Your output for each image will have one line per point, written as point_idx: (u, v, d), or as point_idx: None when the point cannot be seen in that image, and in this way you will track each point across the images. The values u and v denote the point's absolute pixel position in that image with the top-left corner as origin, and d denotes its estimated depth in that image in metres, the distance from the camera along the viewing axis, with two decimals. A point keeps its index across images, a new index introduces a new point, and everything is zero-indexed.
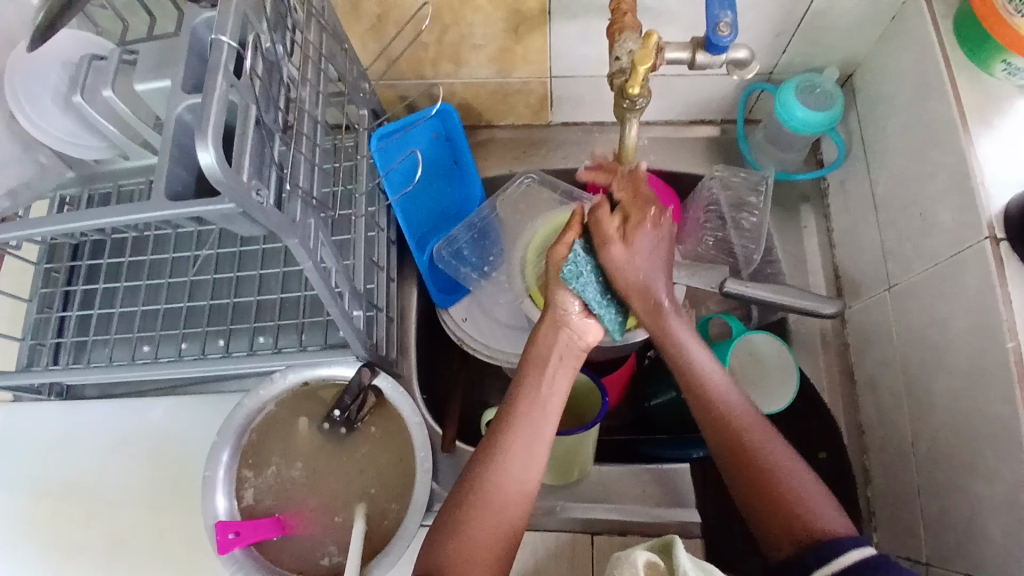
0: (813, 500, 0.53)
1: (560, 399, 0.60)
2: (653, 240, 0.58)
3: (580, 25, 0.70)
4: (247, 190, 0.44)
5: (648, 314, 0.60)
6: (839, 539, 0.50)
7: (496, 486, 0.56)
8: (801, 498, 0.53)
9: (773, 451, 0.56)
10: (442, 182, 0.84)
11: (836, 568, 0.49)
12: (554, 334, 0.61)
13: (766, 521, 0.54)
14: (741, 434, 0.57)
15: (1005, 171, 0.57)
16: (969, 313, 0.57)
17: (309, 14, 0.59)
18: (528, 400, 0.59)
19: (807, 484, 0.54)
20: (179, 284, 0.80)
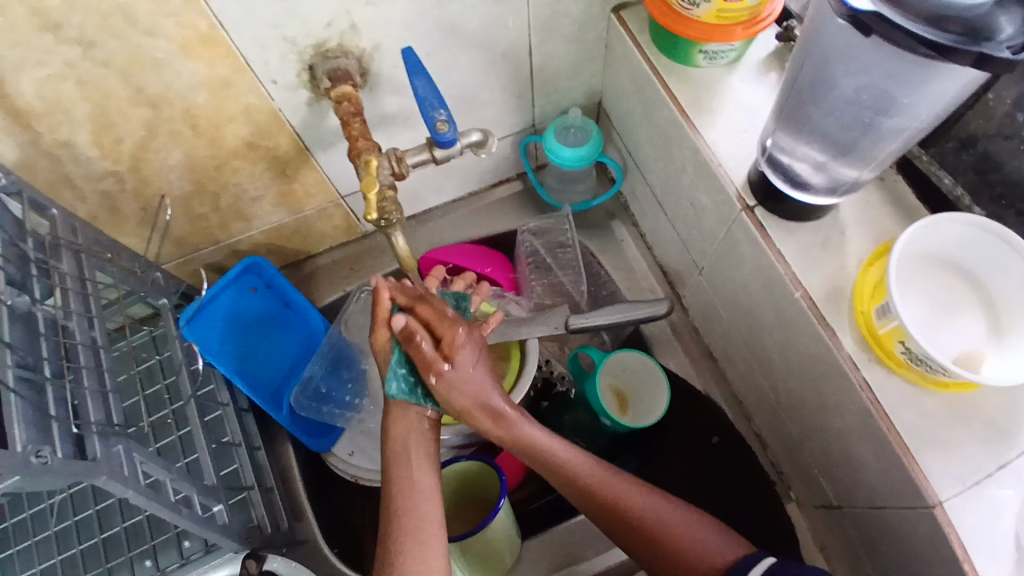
0: (693, 536, 0.56)
1: (429, 482, 0.58)
2: (476, 374, 0.60)
3: (339, 149, 0.72)
4: (15, 457, 0.43)
5: (494, 424, 0.61)
6: (740, 566, 0.53)
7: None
8: (687, 541, 0.56)
9: (629, 497, 0.59)
10: (277, 331, 0.81)
11: None
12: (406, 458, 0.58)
13: (667, 568, 0.56)
14: (591, 487, 0.60)
15: (735, 147, 0.63)
16: (759, 276, 0.62)
17: (55, 246, 0.59)
18: (406, 535, 0.55)
19: (675, 514, 0.58)
20: (46, 540, 0.72)
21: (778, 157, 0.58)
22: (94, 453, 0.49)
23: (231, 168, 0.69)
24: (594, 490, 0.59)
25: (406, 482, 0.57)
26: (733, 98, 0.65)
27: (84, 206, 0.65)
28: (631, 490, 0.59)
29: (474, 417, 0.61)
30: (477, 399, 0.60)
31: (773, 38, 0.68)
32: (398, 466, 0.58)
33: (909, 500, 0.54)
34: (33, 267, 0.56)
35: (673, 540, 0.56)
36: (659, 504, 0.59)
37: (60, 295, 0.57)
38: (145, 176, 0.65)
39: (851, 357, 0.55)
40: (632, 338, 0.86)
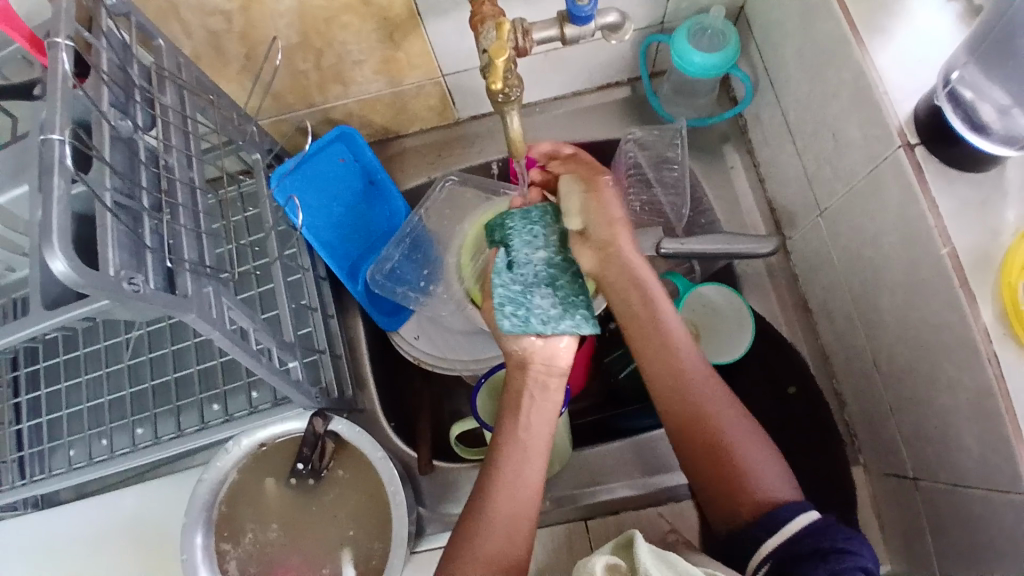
0: (762, 472, 0.54)
1: (541, 440, 0.58)
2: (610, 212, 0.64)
3: (453, 19, 0.66)
4: (117, 281, 0.43)
5: (602, 258, 0.64)
6: (780, 508, 0.51)
7: (488, 526, 0.54)
8: (758, 468, 0.54)
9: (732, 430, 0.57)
10: (360, 205, 0.81)
11: (786, 536, 0.49)
12: (522, 375, 0.60)
13: (712, 481, 0.55)
14: (688, 399, 0.58)
15: (910, 75, 0.55)
16: (897, 226, 0.56)
17: (159, 77, 0.57)
18: (509, 444, 0.58)
19: (756, 448, 0.56)
20: (119, 371, 0.78)
21: (962, 92, 0.50)
22: (185, 289, 0.49)
23: (340, 23, 0.65)
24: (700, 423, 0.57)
25: (514, 428, 0.59)
26: (913, 19, 0.56)
27: (189, 40, 0.64)
28: (721, 409, 0.58)
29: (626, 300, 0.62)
30: (623, 220, 0.64)
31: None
32: (509, 412, 0.59)
33: (1002, 489, 0.50)
34: (139, 93, 0.54)
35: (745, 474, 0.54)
36: (752, 437, 0.57)
37: (161, 126, 0.55)
38: (253, 20, 0.62)
39: (985, 329, 0.50)
40: (721, 274, 0.81)
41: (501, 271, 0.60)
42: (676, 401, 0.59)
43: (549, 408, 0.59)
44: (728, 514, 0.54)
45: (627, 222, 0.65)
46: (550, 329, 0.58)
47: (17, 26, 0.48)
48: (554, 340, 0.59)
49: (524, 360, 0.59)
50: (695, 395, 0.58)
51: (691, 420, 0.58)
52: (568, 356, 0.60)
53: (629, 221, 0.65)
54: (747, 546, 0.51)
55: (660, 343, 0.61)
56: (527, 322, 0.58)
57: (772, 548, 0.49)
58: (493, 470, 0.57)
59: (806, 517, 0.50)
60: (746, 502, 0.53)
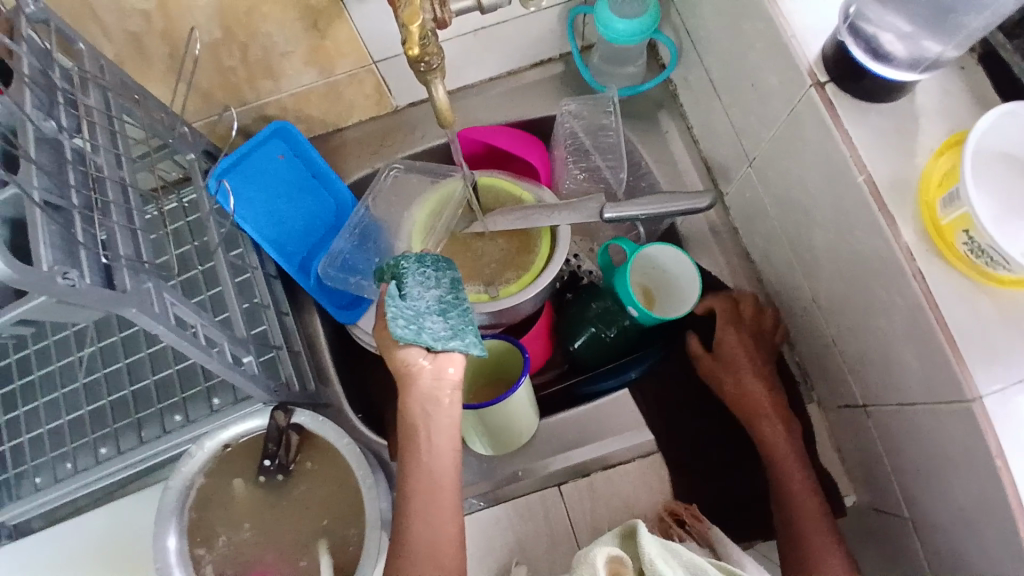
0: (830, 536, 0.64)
1: (448, 454, 0.59)
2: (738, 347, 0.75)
3: (376, 4, 0.67)
4: (51, 277, 0.42)
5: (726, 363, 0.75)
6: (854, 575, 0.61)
7: (413, 551, 0.56)
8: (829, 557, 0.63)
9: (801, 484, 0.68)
10: (305, 201, 0.81)
11: None
12: (414, 394, 0.57)
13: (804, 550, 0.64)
14: (798, 504, 0.67)
15: (814, 18, 0.58)
16: (819, 162, 0.59)
17: (82, 80, 0.57)
18: (413, 463, 0.58)
19: (821, 529, 0.65)
20: (75, 391, 0.76)
21: (861, 26, 0.53)
22: (124, 284, 0.48)
23: (261, 14, 0.65)
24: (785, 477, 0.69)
25: (423, 444, 0.58)
26: None
27: (109, 43, 0.63)
28: (824, 529, 0.65)
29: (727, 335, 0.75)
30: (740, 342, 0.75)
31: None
32: (409, 431, 0.58)
33: (940, 396, 0.53)
34: (62, 95, 0.53)
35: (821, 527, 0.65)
36: (820, 516, 0.66)
37: (87, 128, 0.55)
38: (172, 17, 0.61)
39: (907, 247, 0.53)
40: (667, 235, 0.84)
41: (394, 290, 0.58)
42: (794, 503, 0.67)
43: (450, 422, 0.59)
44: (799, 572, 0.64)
45: (764, 360, 0.75)
46: (439, 345, 0.57)
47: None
48: (443, 360, 0.58)
49: (412, 377, 0.57)
50: (804, 504, 0.67)
51: (799, 510, 0.66)
52: (456, 369, 0.59)
53: (750, 342, 0.75)
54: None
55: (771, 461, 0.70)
56: (418, 334, 0.56)
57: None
58: (411, 493, 0.57)
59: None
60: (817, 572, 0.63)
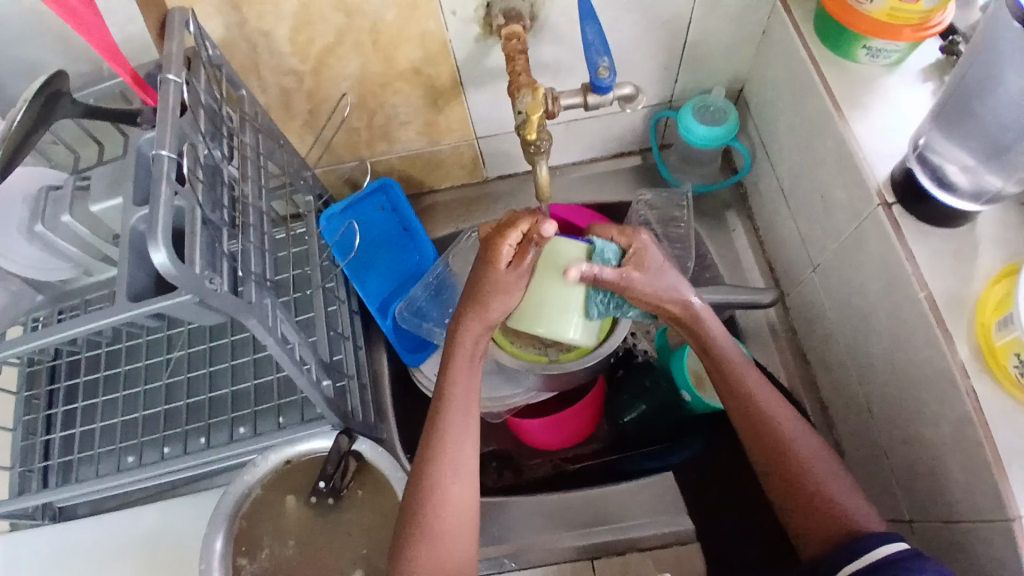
0: (846, 499, 0.59)
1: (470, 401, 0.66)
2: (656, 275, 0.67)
3: (490, 90, 0.77)
4: (201, 280, 0.50)
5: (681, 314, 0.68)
6: (872, 537, 0.54)
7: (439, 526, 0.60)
8: (841, 505, 0.59)
9: (803, 448, 0.63)
10: (394, 249, 0.88)
11: (870, 560, 0.52)
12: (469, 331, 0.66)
13: (794, 510, 0.61)
14: (789, 454, 0.63)
15: (885, 144, 0.64)
16: (881, 273, 0.62)
17: (242, 121, 0.66)
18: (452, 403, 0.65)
19: (840, 483, 0.60)
20: (156, 389, 0.83)
21: (930, 156, 0.58)
22: (249, 297, 0.56)
23: (392, 89, 0.75)
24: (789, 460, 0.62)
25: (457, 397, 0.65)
26: (885, 98, 0.66)
27: (264, 96, 0.74)
28: (821, 472, 0.61)
29: (667, 309, 0.67)
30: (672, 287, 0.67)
31: (927, 55, 0.68)
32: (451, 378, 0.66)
33: (988, 516, 0.53)
34: (226, 129, 0.62)
35: (833, 507, 0.59)
36: (832, 471, 0.61)
37: (240, 160, 0.63)
38: (321, 81, 0.72)
39: (961, 363, 0.55)
40: (725, 325, 0.87)
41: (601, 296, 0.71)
42: (768, 443, 0.64)
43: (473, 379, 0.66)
44: (814, 542, 0.58)
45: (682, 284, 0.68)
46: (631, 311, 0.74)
47: (122, 63, 0.56)
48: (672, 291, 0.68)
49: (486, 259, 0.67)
50: (785, 443, 0.63)
51: (779, 465, 0.63)
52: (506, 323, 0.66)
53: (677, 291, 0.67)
54: (840, 558, 0.54)
55: (745, 404, 0.66)
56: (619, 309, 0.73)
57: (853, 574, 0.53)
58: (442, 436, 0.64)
59: (894, 545, 0.52)
60: (826, 534, 0.58)
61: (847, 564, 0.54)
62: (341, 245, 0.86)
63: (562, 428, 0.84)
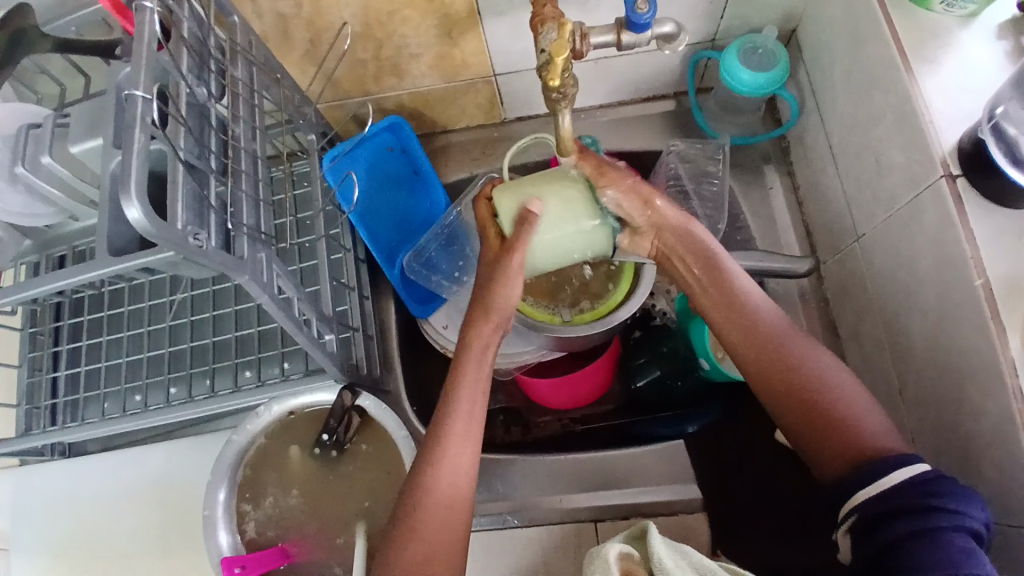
0: (871, 422, 0.54)
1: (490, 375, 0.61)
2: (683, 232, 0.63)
3: (510, 20, 0.69)
4: (184, 236, 0.46)
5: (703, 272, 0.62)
6: (890, 459, 0.50)
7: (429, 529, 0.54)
8: (867, 423, 0.54)
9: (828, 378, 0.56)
10: (404, 193, 0.84)
11: (885, 487, 0.48)
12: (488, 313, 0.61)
13: (816, 437, 0.55)
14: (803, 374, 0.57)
15: (956, 105, 0.56)
16: (934, 252, 0.56)
17: (232, 53, 0.60)
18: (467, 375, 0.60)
19: (862, 405, 0.55)
20: (160, 330, 0.81)
21: (1005, 127, 0.51)
22: (241, 251, 0.53)
23: (402, 17, 0.68)
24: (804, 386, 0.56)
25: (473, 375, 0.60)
26: (961, 50, 0.58)
27: (260, 22, 0.67)
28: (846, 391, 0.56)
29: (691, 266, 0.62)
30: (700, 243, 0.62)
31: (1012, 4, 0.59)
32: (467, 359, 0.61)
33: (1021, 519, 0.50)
34: (214, 63, 0.57)
35: (862, 433, 0.53)
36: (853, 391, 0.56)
37: (231, 98, 0.58)
38: (323, 6, 0.65)
39: (1012, 359, 0.50)
40: (752, 290, 0.81)
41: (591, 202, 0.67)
42: (784, 366, 0.57)
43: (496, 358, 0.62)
44: (836, 463, 0.53)
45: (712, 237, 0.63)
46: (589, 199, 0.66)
47: None
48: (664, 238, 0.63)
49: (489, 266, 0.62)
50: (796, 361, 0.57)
51: (793, 384, 0.57)
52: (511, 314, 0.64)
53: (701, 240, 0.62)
54: (852, 485, 0.50)
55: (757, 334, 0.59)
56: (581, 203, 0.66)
57: (866, 500, 0.49)
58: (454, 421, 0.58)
59: (917, 467, 0.48)
60: (847, 455, 0.53)
61: (857, 492, 0.49)
62: (346, 188, 0.81)
63: (574, 388, 0.82)
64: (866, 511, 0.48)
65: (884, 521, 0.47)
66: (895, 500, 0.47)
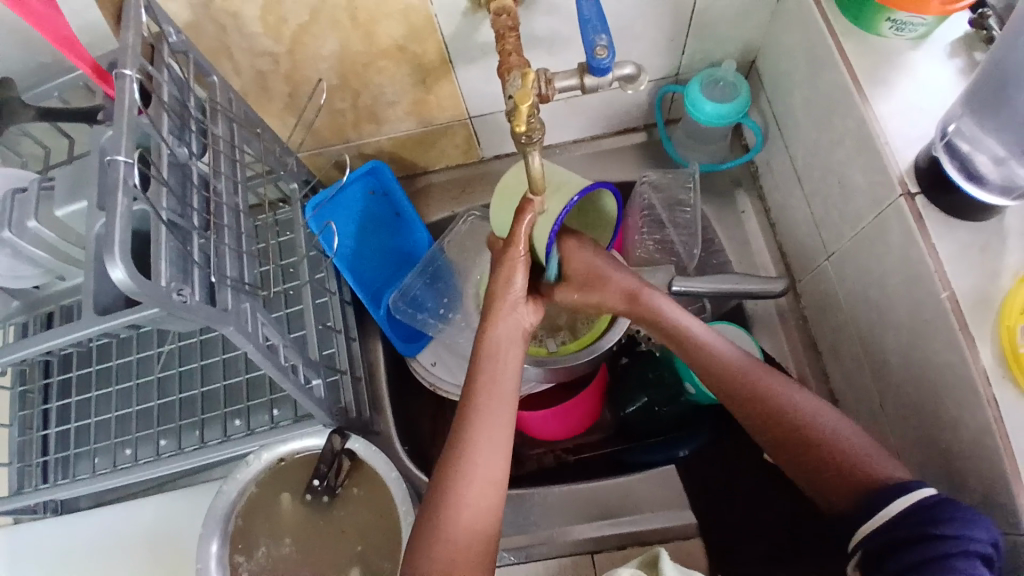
0: (848, 442, 0.57)
1: (512, 383, 0.62)
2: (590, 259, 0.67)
3: (480, 66, 0.72)
4: (168, 293, 0.47)
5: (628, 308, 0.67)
6: (895, 488, 0.51)
7: (454, 539, 0.55)
8: (853, 453, 0.56)
9: (806, 414, 0.59)
10: (386, 234, 0.85)
11: (888, 517, 0.50)
12: (506, 319, 0.63)
13: (811, 472, 0.57)
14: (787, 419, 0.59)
15: (909, 127, 0.58)
16: (901, 268, 0.58)
17: (212, 111, 0.62)
18: (485, 391, 0.61)
19: (842, 432, 0.58)
20: (148, 382, 0.82)
21: (958, 144, 0.53)
22: (225, 303, 0.54)
23: (377, 68, 0.70)
24: (783, 421, 0.59)
25: (490, 385, 0.61)
26: (913, 73, 0.60)
27: (239, 79, 0.69)
28: (820, 424, 0.59)
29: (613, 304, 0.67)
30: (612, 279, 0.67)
31: (962, 24, 0.62)
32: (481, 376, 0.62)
33: (1001, 526, 0.51)
34: (194, 123, 0.58)
35: (841, 453, 0.56)
36: (834, 422, 0.59)
37: (212, 155, 0.60)
38: (299, 62, 0.68)
39: (981, 369, 0.51)
40: (732, 312, 0.83)
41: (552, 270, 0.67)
42: (763, 409, 0.61)
43: (519, 358, 0.63)
44: (841, 498, 0.55)
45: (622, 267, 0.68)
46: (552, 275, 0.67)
47: (82, 57, 0.52)
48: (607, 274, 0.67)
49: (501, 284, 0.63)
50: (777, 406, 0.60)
51: (770, 424, 0.60)
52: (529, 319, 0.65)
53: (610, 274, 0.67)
54: (858, 519, 0.52)
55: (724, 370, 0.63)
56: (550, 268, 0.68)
57: (874, 532, 0.50)
58: (472, 443, 0.58)
59: (919, 493, 0.49)
60: (841, 490, 0.55)
61: (865, 524, 0.51)
62: (327, 235, 0.80)
63: (564, 418, 0.83)
64: (874, 543, 0.50)
65: (890, 552, 0.48)
66: (899, 530, 0.48)
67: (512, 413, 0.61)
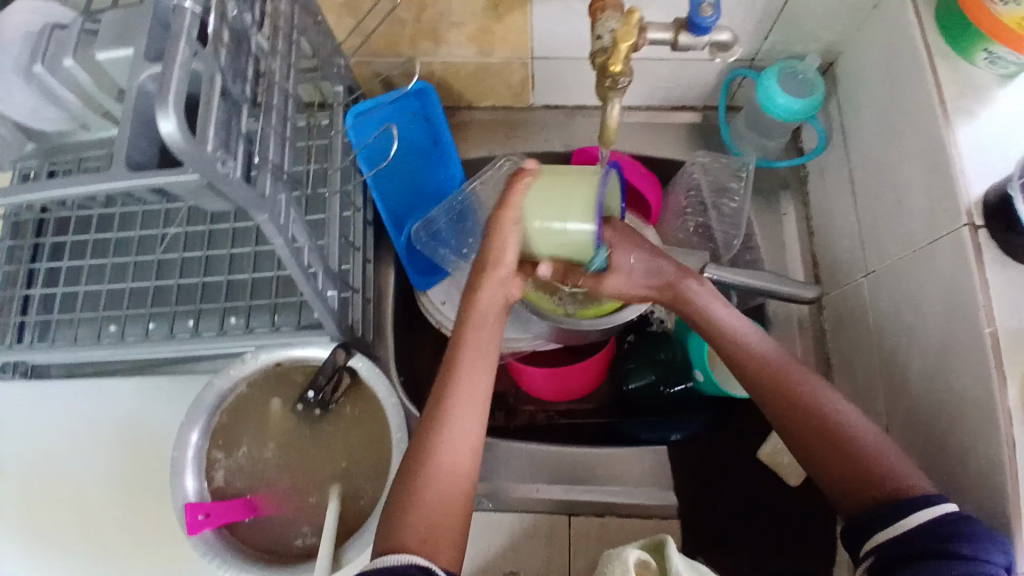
0: (885, 454, 0.54)
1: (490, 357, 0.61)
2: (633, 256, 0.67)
3: (558, 5, 0.68)
4: (213, 162, 0.44)
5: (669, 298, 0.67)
6: (916, 498, 0.50)
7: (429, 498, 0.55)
8: (879, 456, 0.54)
9: (835, 408, 0.57)
10: (421, 161, 0.82)
11: (910, 526, 0.48)
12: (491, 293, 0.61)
13: (835, 469, 0.55)
14: (816, 410, 0.58)
15: (986, 160, 0.57)
16: (944, 296, 0.58)
17: None
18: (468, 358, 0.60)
19: (869, 431, 0.56)
20: (148, 262, 0.79)
21: None
22: (263, 188, 0.51)
23: None
24: (815, 415, 0.57)
25: (471, 351, 0.61)
26: (998, 107, 0.59)
27: None
28: (851, 421, 0.57)
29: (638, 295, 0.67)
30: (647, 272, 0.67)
31: None
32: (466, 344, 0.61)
33: None
34: None
35: (867, 457, 0.54)
36: (867, 426, 0.56)
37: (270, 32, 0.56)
38: None
39: (1007, 409, 0.51)
40: (752, 310, 0.82)
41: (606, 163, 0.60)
42: (788, 398, 0.59)
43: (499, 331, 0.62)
44: (856, 498, 0.53)
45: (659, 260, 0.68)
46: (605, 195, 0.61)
47: None
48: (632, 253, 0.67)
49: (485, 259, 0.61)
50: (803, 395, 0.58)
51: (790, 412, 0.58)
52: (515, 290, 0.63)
53: (648, 269, 0.67)
54: (875, 523, 0.50)
55: (749, 361, 0.62)
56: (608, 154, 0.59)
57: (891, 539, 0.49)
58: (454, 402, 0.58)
59: (943, 508, 0.48)
60: (869, 491, 0.53)
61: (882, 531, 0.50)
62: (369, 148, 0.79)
63: (565, 381, 0.82)
64: (892, 551, 0.48)
65: (910, 559, 0.47)
66: (921, 541, 0.47)
67: (489, 378, 0.61)
